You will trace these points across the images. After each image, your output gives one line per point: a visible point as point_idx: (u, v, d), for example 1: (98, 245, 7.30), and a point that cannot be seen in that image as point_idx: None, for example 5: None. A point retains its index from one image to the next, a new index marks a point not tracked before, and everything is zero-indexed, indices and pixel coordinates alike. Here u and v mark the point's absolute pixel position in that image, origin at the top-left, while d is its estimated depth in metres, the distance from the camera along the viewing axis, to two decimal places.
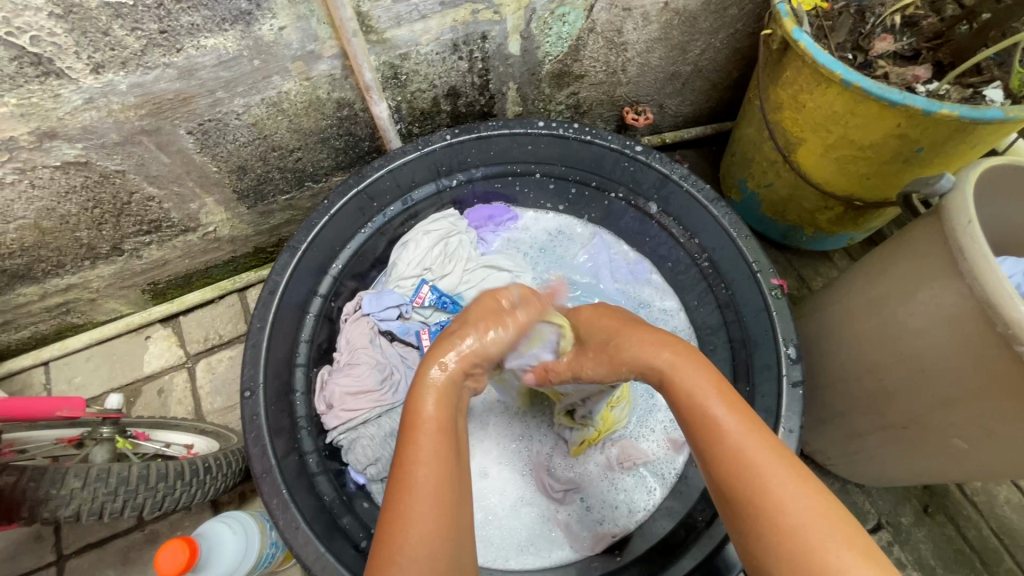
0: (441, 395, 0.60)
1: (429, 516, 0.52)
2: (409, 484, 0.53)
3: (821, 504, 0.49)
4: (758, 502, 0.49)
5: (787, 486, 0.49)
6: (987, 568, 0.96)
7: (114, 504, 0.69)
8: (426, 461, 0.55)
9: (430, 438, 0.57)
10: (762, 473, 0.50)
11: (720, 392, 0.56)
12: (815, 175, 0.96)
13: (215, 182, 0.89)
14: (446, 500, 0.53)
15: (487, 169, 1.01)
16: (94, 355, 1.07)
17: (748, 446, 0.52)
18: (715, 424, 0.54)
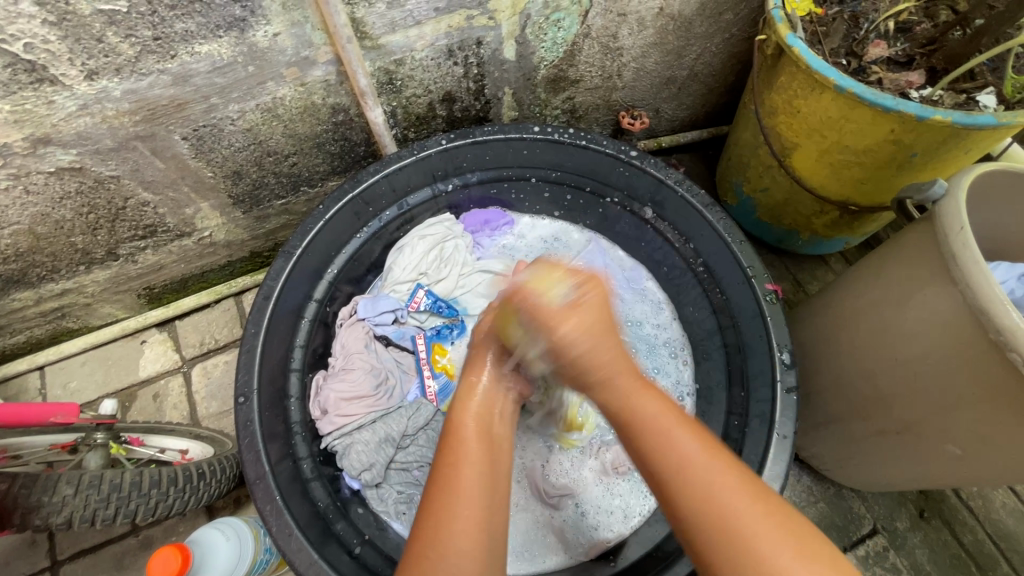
0: (482, 403, 0.65)
1: (465, 515, 0.53)
2: (448, 482, 0.56)
3: (800, 550, 0.47)
4: (733, 552, 0.48)
5: (770, 536, 0.48)
6: (983, 573, 0.96)
7: (107, 511, 0.69)
8: (465, 462, 0.58)
9: (472, 447, 0.60)
10: (745, 523, 0.49)
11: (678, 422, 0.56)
12: (811, 180, 0.96)
13: (210, 187, 0.89)
14: (486, 500, 0.55)
15: (483, 174, 1.01)
16: (89, 359, 1.07)
17: (727, 495, 0.50)
18: (672, 445, 0.54)
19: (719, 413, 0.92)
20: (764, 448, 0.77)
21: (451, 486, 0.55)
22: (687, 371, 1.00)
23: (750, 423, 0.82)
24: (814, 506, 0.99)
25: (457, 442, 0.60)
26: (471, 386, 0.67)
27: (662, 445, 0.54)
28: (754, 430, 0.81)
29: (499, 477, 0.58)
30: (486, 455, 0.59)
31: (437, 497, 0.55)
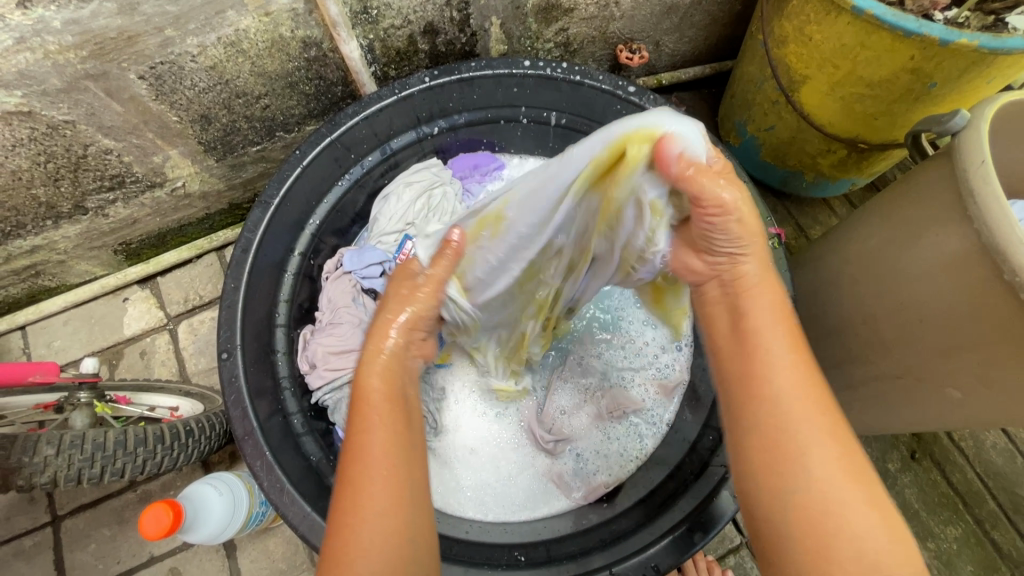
0: (391, 360, 0.57)
1: (376, 480, 0.48)
2: (358, 447, 0.51)
3: (855, 479, 0.47)
4: (791, 472, 0.47)
5: (811, 445, 0.48)
6: (969, 510, 0.98)
7: (91, 470, 0.68)
8: (372, 426, 0.52)
9: (380, 407, 0.53)
10: (796, 423, 0.48)
11: (791, 344, 0.52)
12: (819, 115, 0.90)
13: (176, 133, 0.83)
14: (400, 458, 0.50)
15: (471, 115, 0.95)
16: (71, 318, 1.04)
17: (808, 412, 0.49)
18: (767, 368, 0.51)
19: None
20: None
21: (360, 448, 0.50)
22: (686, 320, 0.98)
23: None
24: None
25: (361, 414, 0.53)
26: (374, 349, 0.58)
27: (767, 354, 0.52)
28: None
29: (412, 437, 0.53)
30: (398, 415, 0.54)
31: (347, 469, 0.50)
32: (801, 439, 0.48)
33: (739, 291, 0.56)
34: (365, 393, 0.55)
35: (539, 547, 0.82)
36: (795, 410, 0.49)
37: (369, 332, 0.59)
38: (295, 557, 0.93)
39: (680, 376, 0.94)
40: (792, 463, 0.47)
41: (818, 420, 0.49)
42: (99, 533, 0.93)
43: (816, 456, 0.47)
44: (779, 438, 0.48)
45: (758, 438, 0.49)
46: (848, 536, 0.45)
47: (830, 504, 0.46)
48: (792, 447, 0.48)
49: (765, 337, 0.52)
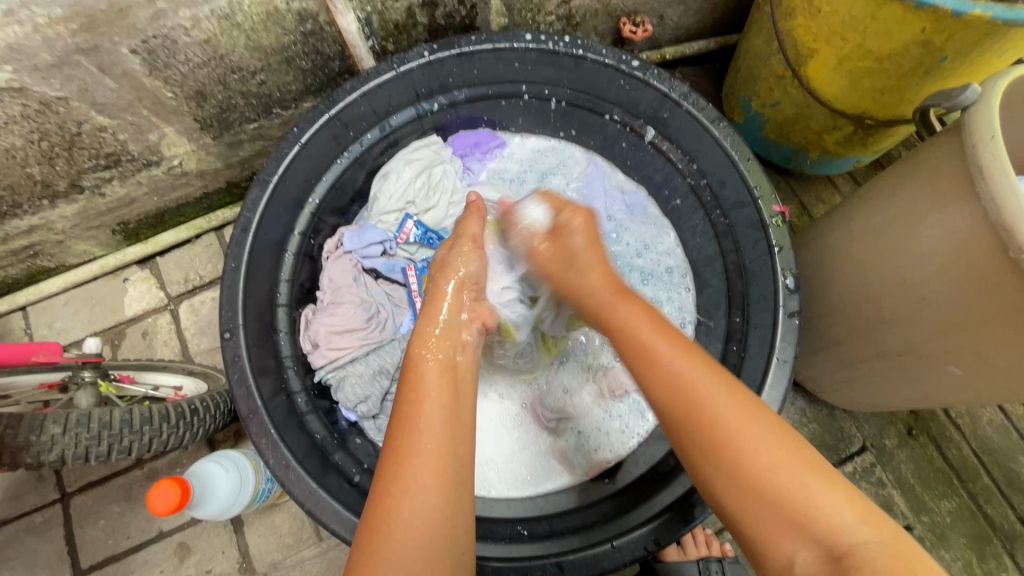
0: (444, 330, 0.61)
1: (425, 452, 0.50)
2: (407, 419, 0.52)
3: (778, 439, 0.48)
4: (716, 443, 0.48)
5: (737, 427, 0.48)
6: (963, 485, 0.99)
7: (99, 448, 0.68)
8: (424, 397, 0.53)
9: (435, 383, 0.55)
10: (709, 401, 0.50)
11: (666, 334, 0.56)
12: (826, 91, 0.89)
13: (172, 109, 0.82)
14: (446, 433, 0.51)
15: (471, 91, 0.93)
16: (72, 299, 1.04)
17: (691, 389, 0.51)
18: (653, 352, 0.54)
19: (717, 339, 0.90)
20: (763, 373, 0.75)
21: (410, 420, 0.52)
22: (687, 298, 0.99)
23: (750, 349, 0.80)
24: (806, 427, 1.01)
25: (415, 389, 0.54)
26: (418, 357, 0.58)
27: (642, 343, 0.56)
28: (753, 355, 0.79)
29: (464, 414, 0.54)
30: (449, 389, 0.55)
31: (398, 441, 0.51)
32: (715, 411, 0.49)
33: (599, 282, 0.64)
34: (417, 371, 0.56)
35: (541, 522, 0.82)
36: (699, 397, 0.50)
37: (415, 326, 0.62)
38: (302, 533, 0.94)
39: None
40: (710, 431, 0.49)
41: (724, 399, 0.50)
42: (108, 509, 0.94)
43: (727, 424, 0.48)
44: (689, 409, 0.50)
45: (687, 429, 0.50)
46: (795, 505, 0.44)
47: (753, 467, 0.46)
48: (715, 427, 0.48)
49: (646, 338, 0.56)
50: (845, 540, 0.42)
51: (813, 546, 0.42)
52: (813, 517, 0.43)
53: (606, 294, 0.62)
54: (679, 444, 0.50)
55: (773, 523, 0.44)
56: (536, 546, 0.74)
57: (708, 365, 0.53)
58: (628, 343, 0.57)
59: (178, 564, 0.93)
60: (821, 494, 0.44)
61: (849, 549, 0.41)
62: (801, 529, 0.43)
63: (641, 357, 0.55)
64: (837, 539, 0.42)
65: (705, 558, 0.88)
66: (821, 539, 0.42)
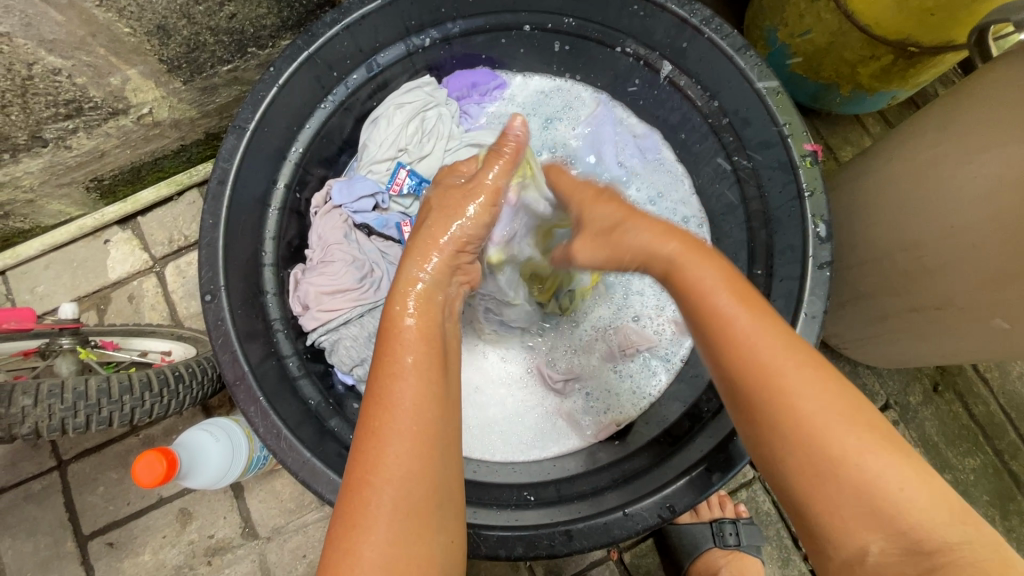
0: (426, 300, 0.52)
1: (400, 434, 0.44)
2: (382, 398, 0.45)
3: (890, 451, 0.40)
4: (803, 436, 0.41)
5: (831, 415, 0.41)
6: (989, 441, 0.95)
7: (76, 419, 0.66)
8: (404, 372, 0.46)
9: (414, 351, 0.48)
10: (811, 404, 0.42)
11: (732, 288, 0.48)
12: (864, 13, 0.79)
13: (131, 48, 0.73)
14: (428, 410, 0.45)
15: (467, 23, 0.84)
16: (52, 262, 0.99)
17: (776, 369, 0.43)
18: (720, 313, 0.46)
19: None
20: (788, 330, 0.69)
21: (385, 398, 0.45)
22: None
23: (773, 304, 0.74)
24: None
25: (390, 357, 0.48)
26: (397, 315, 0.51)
27: (709, 305, 0.47)
28: (777, 310, 0.73)
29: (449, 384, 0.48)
30: (431, 357, 0.48)
31: (373, 416, 0.45)
32: (806, 404, 0.42)
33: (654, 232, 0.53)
34: (397, 332, 0.49)
35: (548, 487, 0.78)
36: (786, 375, 0.43)
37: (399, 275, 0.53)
38: (304, 498, 0.92)
39: None
40: (797, 425, 0.42)
41: (815, 389, 0.42)
42: (106, 477, 0.92)
43: (825, 420, 0.41)
44: (771, 391, 0.43)
45: (761, 411, 0.43)
46: (882, 505, 0.39)
47: (852, 472, 0.40)
48: (807, 417, 0.41)
49: (708, 291, 0.48)
50: (937, 536, 0.38)
51: (891, 536, 0.39)
52: (899, 512, 0.39)
53: (665, 249, 0.52)
54: (755, 431, 0.44)
55: (852, 515, 0.40)
56: (542, 513, 0.71)
57: (791, 337, 0.45)
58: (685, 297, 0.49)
59: (181, 529, 0.92)
60: (913, 489, 0.39)
61: (938, 546, 0.38)
62: (887, 524, 0.39)
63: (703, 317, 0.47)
64: (926, 536, 0.38)
65: (718, 519, 0.87)
66: (904, 532, 0.39)
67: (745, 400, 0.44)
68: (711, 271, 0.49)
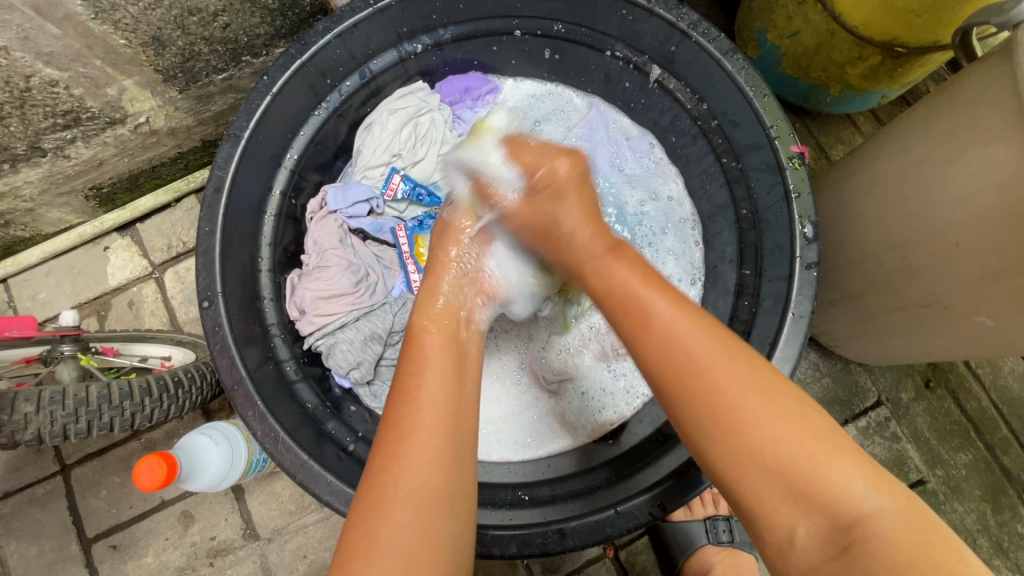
0: (442, 310, 0.60)
1: (425, 425, 0.48)
2: (406, 395, 0.50)
3: (805, 428, 0.45)
4: (719, 420, 0.46)
5: (745, 398, 0.46)
6: (980, 437, 0.96)
7: (77, 425, 0.67)
8: (426, 372, 0.52)
9: (439, 361, 0.54)
10: (731, 394, 0.47)
11: (658, 287, 0.54)
12: (850, 15, 0.80)
13: (127, 59, 0.74)
14: (449, 407, 0.50)
15: (458, 29, 0.85)
16: (53, 269, 1.00)
17: (697, 357, 0.49)
18: (648, 313, 0.52)
19: (727, 294, 0.85)
20: (777, 330, 0.70)
21: (410, 395, 0.50)
22: (698, 253, 0.92)
23: (763, 304, 0.75)
24: (819, 382, 0.97)
25: (416, 361, 0.54)
26: (421, 328, 0.58)
27: (637, 309, 0.53)
28: (766, 310, 0.74)
29: (467, 387, 0.53)
30: (451, 363, 0.54)
31: (400, 411, 0.50)
32: (723, 392, 0.47)
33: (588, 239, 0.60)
34: (422, 343, 0.56)
35: (542, 487, 0.79)
36: (701, 369, 0.48)
37: (417, 298, 0.62)
38: (303, 499, 0.94)
39: None
40: (714, 413, 0.47)
41: (738, 381, 0.47)
42: (109, 481, 0.94)
43: (735, 407, 0.46)
44: (688, 378, 0.48)
45: (685, 402, 0.48)
46: (796, 480, 0.43)
47: (768, 449, 0.44)
48: (721, 404, 0.46)
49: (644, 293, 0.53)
50: (857, 509, 0.42)
51: (812, 513, 0.42)
52: (819, 491, 0.43)
53: (601, 258, 0.58)
54: (689, 426, 0.48)
55: (772, 491, 0.44)
56: (536, 512, 0.72)
57: (709, 328, 0.50)
58: (623, 310, 0.54)
59: (183, 532, 0.93)
60: (829, 467, 0.43)
61: (859, 521, 0.41)
62: (807, 500, 0.43)
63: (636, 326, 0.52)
64: (845, 511, 0.42)
65: (712, 516, 0.88)
66: (825, 508, 0.42)
67: (673, 398, 0.49)
68: (631, 275, 0.55)
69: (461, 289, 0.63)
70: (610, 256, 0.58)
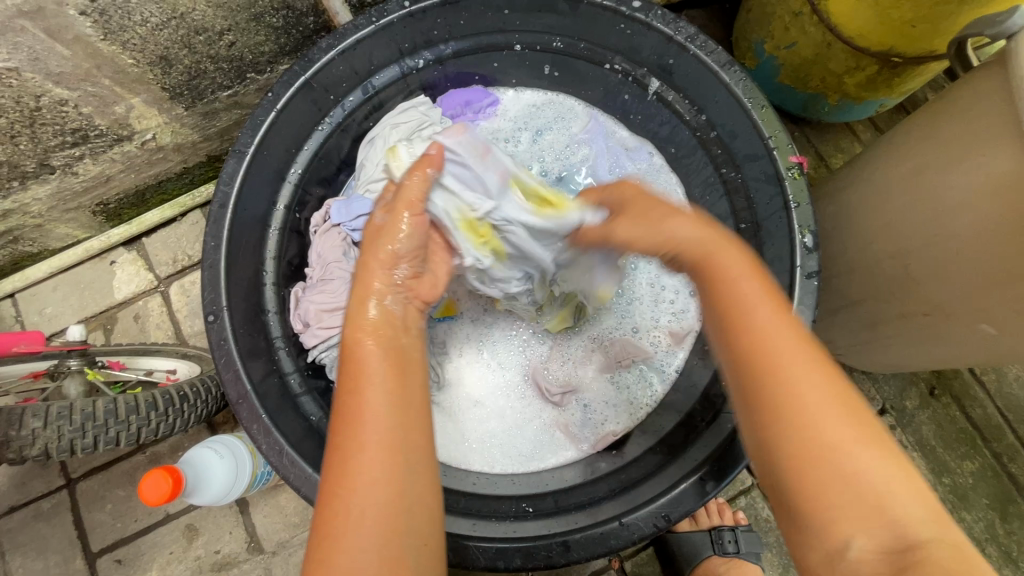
0: (381, 318, 0.54)
1: (370, 444, 0.46)
2: (351, 412, 0.47)
3: (878, 445, 0.41)
4: (792, 413, 0.42)
5: (825, 404, 0.42)
6: (987, 444, 0.96)
7: (84, 439, 0.68)
8: (369, 384, 0.49)
9: (379, 368, 0.50)
10: (813, 399, 0.42)
11: (757, 279, 0.48)
12: (847, 26, 0.81)
13: (135, 78, 0.76)
14: (393, 421, 0.47)
15: (459, 44, 0.86)
16: (60, 284, 1.01)
17: (784, 349, 0.43)
18: (741, 306, 0.46)
19: None
20: None
21: (353, 413, 0.47)
22: None
23: None
24: None
25: (356, 374, 0.50)
26: (357, 340, 0.52)
27: (729, 300, 0.47)
28: None
29: (413, 394, 0.50)
30: (393, 369, 0.50)
31: (345, 433, 0.47)
32: (807, 394, 0.42)
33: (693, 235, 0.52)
34: (361, 351, 0.51)
35: (546, 498, 0.79)
36: (781, 354, 0.43)
37: (347, 309, 0.55)
38: (307, 512, 0.94)
39: (693, 321, 0.90)
40: (790, 409, 0.42)
41: (821, 382, 0.43)
42: (114, 494, 0.94)
43: (817, 409, 0.41)
44: (765, 369, 0.43)
45: (761, 392, 0.43)
46: (867, 495, 0.39)
47: (836, 458, 0.40)
48: (806, 400, 0.42)
49: (728, 279, 0.48)
50: (921, 535, 0.38)
51: (868, 527, 0.39)
52: (883, 505, 0.39)
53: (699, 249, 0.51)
54: (759, 413, 0.43)
55: (840, 501, 0.40)
56: (541, 524, 0.72)
57: (800, 329, 0.45)
58: (713, 298, 0.48)
59: (187, 545, 0.93)
60: (900, 491, 0.39)
61: (917, 543, 0.38)
62: (872, 519, 0.39)
63: (725, 313, 0.46)
64: (905, 530, 0.38)
65: (717, 527, 0.88)
66: (888, 528, 0.39)
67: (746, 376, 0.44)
68: (738, 269, 0.48)
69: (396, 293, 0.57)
70: (712, 246, 0.51)
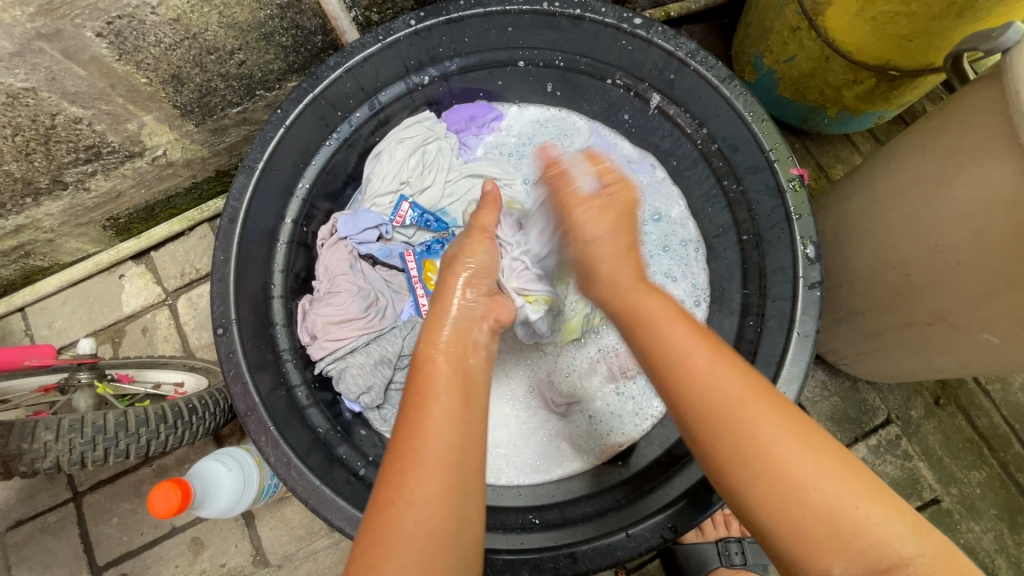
0: (453, 337, 0.58)
1: (430, 458, 0.47)
2: (415, 430, 0.49)
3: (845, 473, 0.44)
4: (753, 451, 0.45)
5: (781, 435, 0.45)
6: (993, 454, 0.95)
7: (95, 452, 0.68)
8: (433, 403, 0.51)
9: (445, 395, 0.52)
10: (768, 438, 0.45)
11: (683, 323, 0.53)
12: (843, 40, 0.82)
13: (148, 96, 0.77)
14: (455, 443, 0.48)
15: (464, 60, 0.88)
16: (69, 297, 1.02)
17: (728, 389, 0.47)
18: (679, 349, 0.50)
19: (732, 313, 0.86)
20: (783, 348, 0.70)
21: (418, 431, 0.49)
22: (702, 273, 0.94)
23: (768, 323, 0.76)
24: (827, 400, 0.97)
25: (423, 393, 0.52)
26: (428, 359, 0.55)
27: (672, 345, 0.51)
28: (771, 329, 0.75)
29: (474, 419, 0.51)
30: (459, 393, 0.52)
31: (406, 450, 0.48)
32: (761, 428, 0.45)
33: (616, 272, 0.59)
34: (429, 371, 0.54)
35: (552, 510, 0.79)
36: (730, 395, 0.47)
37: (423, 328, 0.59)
38: (313, 524, 0.94)
39: None
40: (750, 445, 0.45)
41: (771, 416, 0.46)
42: (120, 507, 0.94)
43: (777, 447, 0.44)
44: (715, 415, 0.47)
45: (719, 431, 0.47)
46: (831, 521, 0.42)
47: (800, 488, 0.43)
48: (772, 451, 0.44)
49: (660, 325, 0.53)
50: (892, 554, 0.41)
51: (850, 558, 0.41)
52: (853, 530, 0.41)
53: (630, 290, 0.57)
54: (719, 456, 0.47)
55: (806, 531, 0.42)
56: (547, 536, 0.72)
57: (739, 368, 0.49)
58: (649, 342, 0.53)
59: (193, 559, 0.93)
60: (863, 510, 0.42)
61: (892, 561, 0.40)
62: (841, 543, 0.41)
63: (671, 362, 0.50)
64: (880, 550, 0.41)
65: (723, 538, 0.87)
66: (855, 553, 0.41)
67: (698, 418, 0.48)
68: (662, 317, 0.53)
69: (470, 309, 0.62)
70: (640, 290, 0.57)
